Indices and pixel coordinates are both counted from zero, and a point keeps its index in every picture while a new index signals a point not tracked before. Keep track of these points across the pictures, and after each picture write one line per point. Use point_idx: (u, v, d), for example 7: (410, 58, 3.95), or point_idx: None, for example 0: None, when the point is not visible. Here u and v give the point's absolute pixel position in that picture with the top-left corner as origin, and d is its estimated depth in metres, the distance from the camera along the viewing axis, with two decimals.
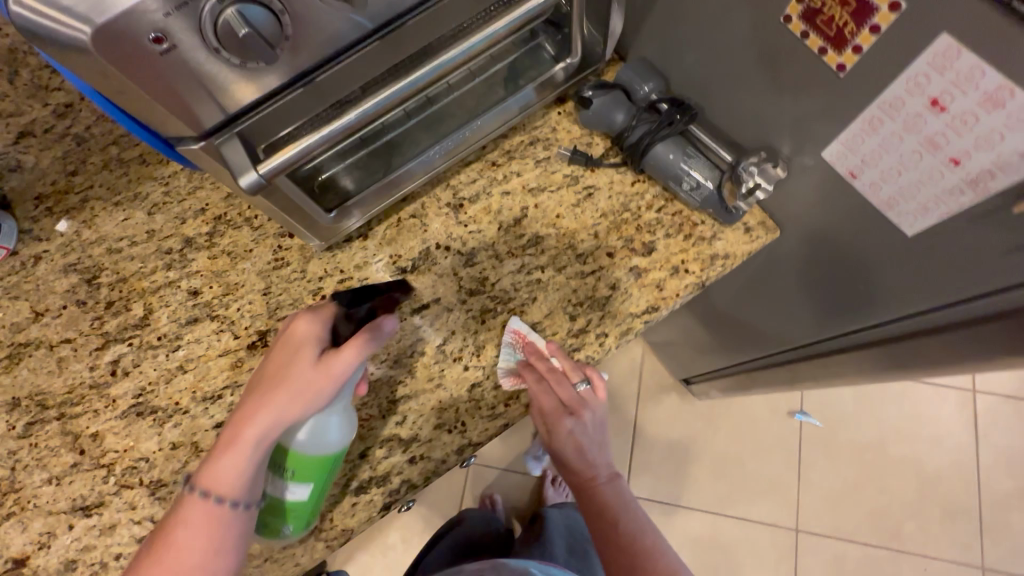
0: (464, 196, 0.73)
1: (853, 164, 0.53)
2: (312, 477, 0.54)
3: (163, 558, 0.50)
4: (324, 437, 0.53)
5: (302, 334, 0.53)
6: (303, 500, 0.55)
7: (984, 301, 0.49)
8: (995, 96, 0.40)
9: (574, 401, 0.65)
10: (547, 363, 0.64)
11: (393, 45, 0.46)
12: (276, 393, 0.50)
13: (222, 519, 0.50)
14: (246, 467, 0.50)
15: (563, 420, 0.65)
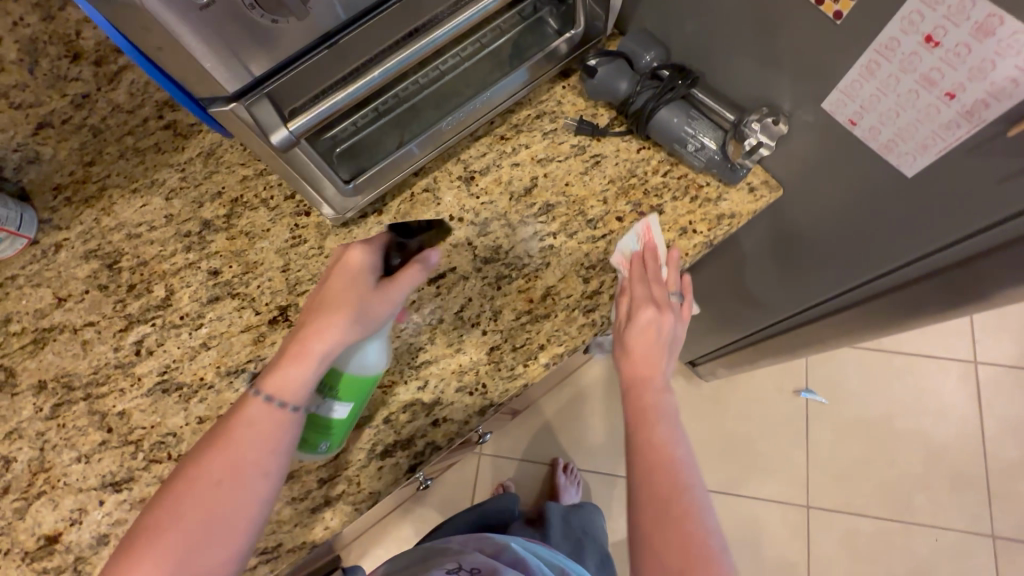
0: (475, 169, 0.75)
1: (852, 112, 0.55)
2: (355, 397, 0.58)
3: (224, 451, 0.51)
4: (369, 359, 0.57)
5: (358, 262, 0.58)
6: (343, 420, 0.59)
7: (985, 234, 0.51)
8: (986, 24, 0.43)
9: (664, 300, 0.64)
10: (655, 266, 0.66)
11: (410, 8, 0.48)
12: (340, 311, 0.54)
13: (282, 423, 0.52)
14: (310, 377, 0.53)
15: (648, 308, 0.63)
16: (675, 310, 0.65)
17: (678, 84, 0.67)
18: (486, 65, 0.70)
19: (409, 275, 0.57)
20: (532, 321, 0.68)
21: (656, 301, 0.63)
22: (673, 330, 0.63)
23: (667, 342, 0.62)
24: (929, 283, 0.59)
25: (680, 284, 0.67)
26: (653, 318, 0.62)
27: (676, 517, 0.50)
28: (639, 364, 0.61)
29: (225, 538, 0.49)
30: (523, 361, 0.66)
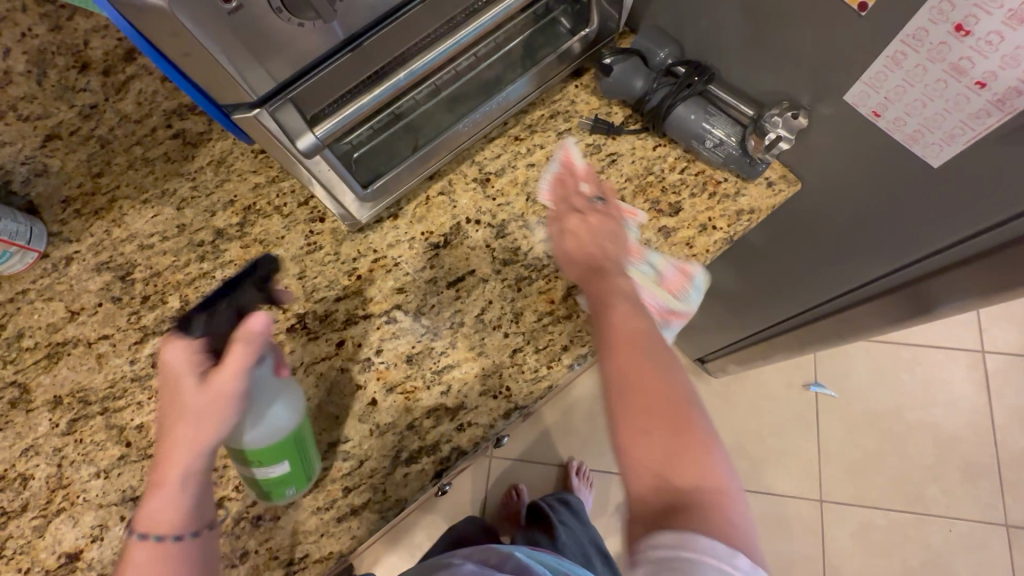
0: (491, 171, 0.75)
1: (876, 104, 0.55)
2: (281, 455, 0.53)
3: None
4: (266, 430, 0.50)
5: (174, 364, 0.46)
6: (288, 473, 0.55)
7: (1014, 224, 0.51)
8: (1020, 11, 0.42)
9: (586, 207, 0.63)
10: (575, 184, 0.66)
11: (433, 9, 0.48)
12: (177, 426, 0.45)
13: (169, 557, 0.44)
14: (176, 503, 0.45)
15: (573, 217, 0.62)
16: (603, 211, 0.62)
17: (694, 80, 0.67)
18: (498, 67, 0.69)
19: (237, 351, 0.45)
20: (554, 323, 0.68)
21: (581, 209, 0.63)
22: (604, 221, 0.61)
23: (604, 234, 0.59)
24: (953, 275, 0.59)
25: (598, 188, 0.66)
26: (576, 222, 0.61)
27: (646, 365, 0.48)
28: (585, 255, 0.58)
29: None
30: (547, 362, 0.66)
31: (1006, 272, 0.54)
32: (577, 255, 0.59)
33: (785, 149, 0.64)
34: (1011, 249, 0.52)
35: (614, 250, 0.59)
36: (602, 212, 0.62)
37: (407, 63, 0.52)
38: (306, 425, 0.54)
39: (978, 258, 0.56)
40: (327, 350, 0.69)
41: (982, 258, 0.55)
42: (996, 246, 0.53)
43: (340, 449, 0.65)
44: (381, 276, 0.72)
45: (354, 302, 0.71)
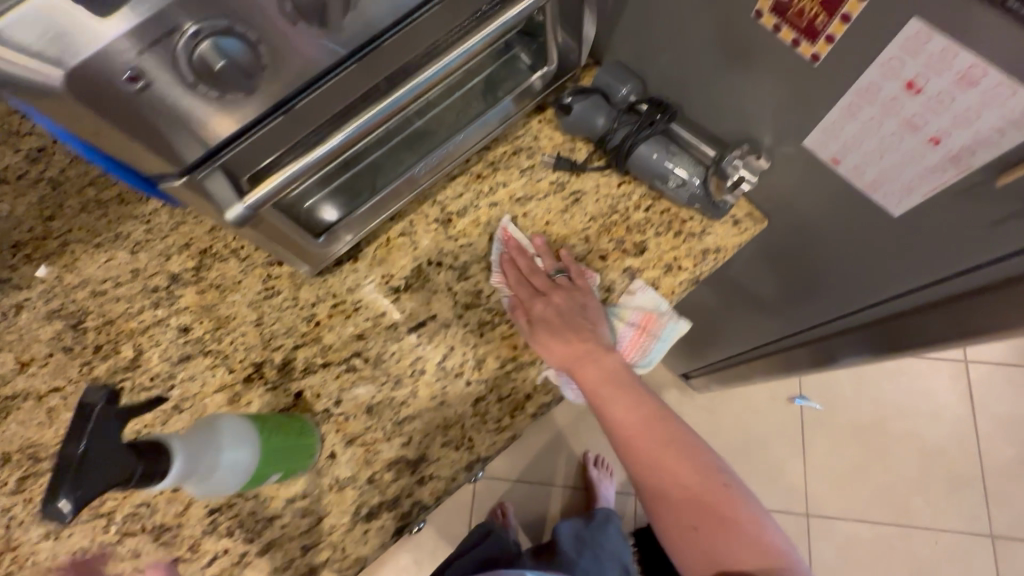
0: (453, 211, 0.73)
1: (835, 151, 0.53)
2: (270, 466, 0.54)
3: None
4: (230, 476, 0.50)
5: None
6: (286, 468, 0.58)
7: (971, 276, 0.50)
8: (969, 75, 0.40)
9: (546, 286, 0.65)
10: (527, 257, 0.68)
11: (371, 67, 0.46)
12: None
13: None
14: None
15: (538, 302, 0.64)
16: (567, 287, 0.65)
17: (655, 118, 0.66)
18: (457, 107, 0.67)
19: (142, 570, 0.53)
20: (517, 370, 0.66)
21: (538, 277, 0.66)
22: (566, 288, 0.65)
23: (574, 312, 0.64)
24: (913, 319, 0.58)
25: (553, 260, 0.67)
26: (543, 303, 0.64)
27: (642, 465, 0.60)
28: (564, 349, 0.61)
29: None
30: (510, 410, 0.64)
31: (964, 322, 0.53)
32: (572, 348, 0.61)
33: (748, 189, 0.63)
34: (970, 299, 0.51)
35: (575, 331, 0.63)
36: (562, 287, 0.65)
37: (345, 121, 0.49)
38: (268, 435, 0.54)
39: (939, 305, 0.55)
40: (285, 401, 0.67)
41: (942, 306, 0.54)
42: (956, 295, 0.52)
43: (298, 505, 0.63)
44: (341, 321, 0.70)
45: (313, 350, 0.69)
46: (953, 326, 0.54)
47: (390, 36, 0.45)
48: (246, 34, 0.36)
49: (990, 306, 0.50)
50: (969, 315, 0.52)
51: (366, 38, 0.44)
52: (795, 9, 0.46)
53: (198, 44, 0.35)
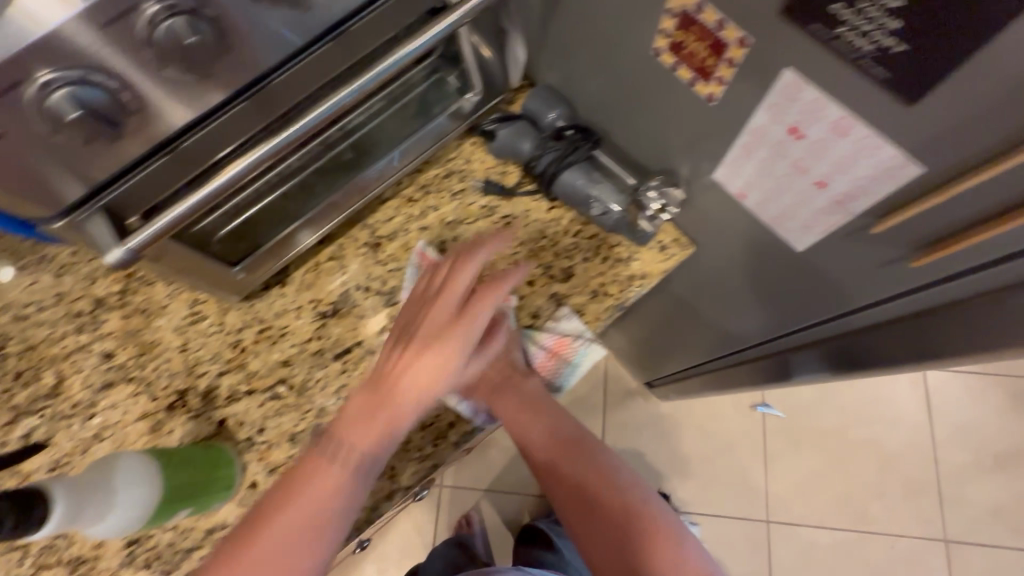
0: (383, 235, 0.72)
1: (741, 185, 0.53)
2: (182, 497, 0.54)
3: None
4: (132, 512, 0.49)
5: None
6: (202, 499, 0.57)
7: (875, 310, 0.50)
8: (840, 125, 0.40)
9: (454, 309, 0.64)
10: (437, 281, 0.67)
11: (264, 104, 0.45)
12: None
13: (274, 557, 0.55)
14: None
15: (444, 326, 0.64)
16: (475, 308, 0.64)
17: (575, 146, 0.66)
18: (382, 130, 0.66)
19: None
20: (441, 398, 0.66)
21: (452, 296, 0.62)
22: (477, 302, 0.62)
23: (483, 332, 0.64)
24: (831, 345, 0.59)
25: (466, 277, 0.64)
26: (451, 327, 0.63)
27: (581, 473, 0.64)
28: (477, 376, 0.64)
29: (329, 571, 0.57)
30: (433, 439, 0.64)
31: (876, 352, 0.53)
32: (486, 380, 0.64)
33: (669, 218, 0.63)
34: (879, 331, 0.52)
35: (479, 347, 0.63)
36: (473, 305, 0.62)
37: (232, 160, 0.47)
38: (174, 467, 0.54)
39: (852, 335, 0.55)
40: (208, 429, 0.66)
41: (855, 336, 0.55)
42: (867, 327, 0.53)
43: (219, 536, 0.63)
44: (266, 347, 0.69)
45: (237, 377, 0.68)
46: (867, 355, 0.55)
47: (279, 73, 0.44)
48: (107, 83, 0.37)
49: (896, 338, 0.50)
50: (893, 342, 0.51)
51: (253, 77, 0.43)
52: (688, 49, 0.46)
53: (50, 94, 0.35)
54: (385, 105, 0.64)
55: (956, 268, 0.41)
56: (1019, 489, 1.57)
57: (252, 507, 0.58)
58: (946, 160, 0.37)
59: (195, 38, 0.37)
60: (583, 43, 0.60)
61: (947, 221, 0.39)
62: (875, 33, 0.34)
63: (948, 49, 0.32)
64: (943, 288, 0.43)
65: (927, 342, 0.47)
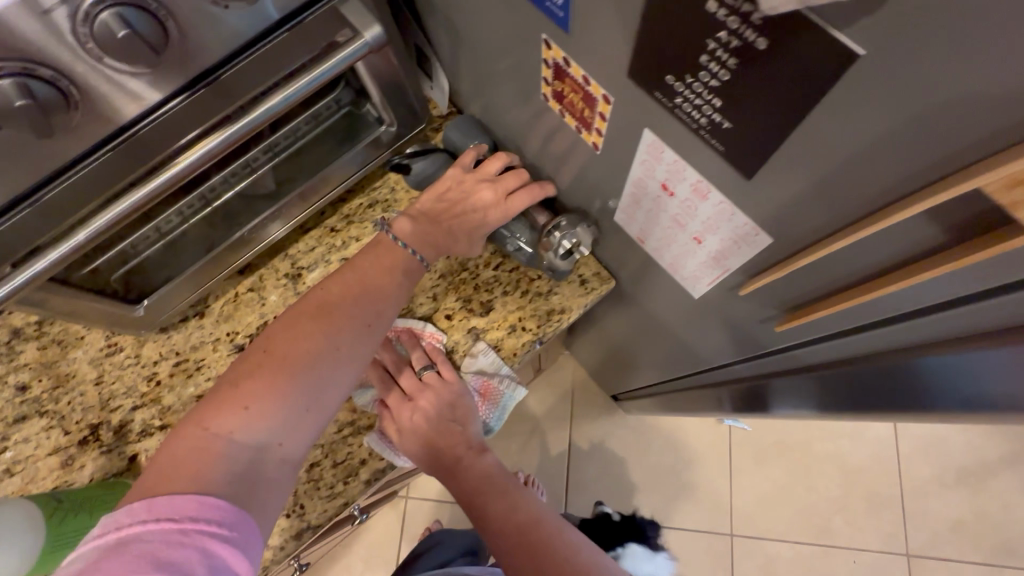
0: (303, 265, 0.72)
1: (638, 230, 0.51)
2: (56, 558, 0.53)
3: (205, 457, 0.41)
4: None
5: None
6: None
7: (774, 358, 0.50)
8: (698, 188, 0.37)
9: (416, 387, 0.62)
10: (394, 350, 0.65)
11: (135, 154, 0.44)
12: None
13: (219, 453, 0.42)
14: None
15: (406, 407, 0.62)
16: (433, 385, 0.63)
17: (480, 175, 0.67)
18: (296, 161, 0.65)
19: None
20: (353, 434, 0.65)
21: (496, 186, 0.60)
22: (517, 205, 0.61)
23: (444, 415, 0.62)
24: (750, 385, 0.58)
25: (517, 179, 0.61)
26: (413, 412, 0.61)
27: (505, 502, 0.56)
28: (432, 449, 0.61)
29: (300, 432, 0.46)
30: (343, 477, 0.63)
31: (789, 392, 0.52)
32: (439, 452, 0.61)
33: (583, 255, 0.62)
34: (787, 376, 0.51)
35: (462, 249, 0.63)
36: (512, 205, 0.60)
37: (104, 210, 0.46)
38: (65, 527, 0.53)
39: (766, 379, 0.54)
40: (118, 464, 0.66)
41: (769, 380, 0.54)
42: (773, 371, 0.52)
43: None
44: (182, 381, 0.68)
45: (150, 411, 0.67)
46: (782, 394, 0.54)
47: (147, 123, 0.44)
48: None
49: (798, 382, 0.50)
50: (790, 389, 0.52)
51: (115, 127, 0.42)
52: (568, 98, 0.44)
53: None
54: (299, 135, 0.64)
55: (819, 331, 0.40)
56: (984, 501, 1.52)
57: (235, 361, 0.47)
58: (784, 237, 0.33)
59: (26, 102, 0.36)
60: (490, 78, 0.58)
61: (797, 291, 0.36)
62: (704, 106, 0.30)
63: (766, 132, 0.28)
64: (816, 346, 0.43)
65: (824, 388, 0.47)
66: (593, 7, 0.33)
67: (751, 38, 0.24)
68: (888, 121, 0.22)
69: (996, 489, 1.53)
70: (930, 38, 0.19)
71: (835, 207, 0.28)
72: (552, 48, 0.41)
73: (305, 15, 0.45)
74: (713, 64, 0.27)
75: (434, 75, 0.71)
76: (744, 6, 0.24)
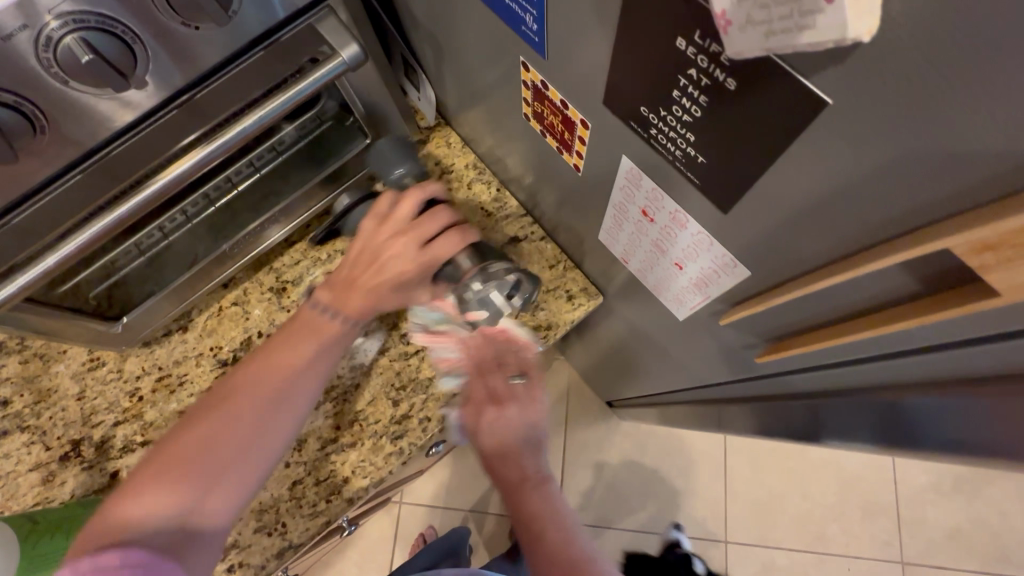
0: (288, 279, 0.71)
1: (621, 251, 0.50)
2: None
3: (123, 527, 0.40)
4: None
5: None
6: None
7: (760, 382, 0.49)
8: (677, 218, 0.36)
9: (503, 393, 0.58)
10: (494, 350, 0.59)
11: (107, 175, 0.44)
12: None
13: (135, 523, 0.40)
14: None
15: (489, 409, 0.57)
16: (522, 397, 0.58)
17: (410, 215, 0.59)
18: (279, 175, 0.64)
19: None
20: (336, 452, 0.64)
21: (411, 233, 0.53)
22: (441, 250, 0.54)
23: (524, 434, 0.56)
24: (739, 404, 0.58)
25: (436, 222, 0.54)
26: (495, 416, 0.57)
27: (565, 537, 0.51)
28: (501, 459, 0.55)
29: (222, 498, 0.43)
30: (326, 496, 0.63)
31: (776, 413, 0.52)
32: (507, 466, 0.55)
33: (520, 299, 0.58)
34: (775, 400, 0.50)
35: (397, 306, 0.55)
36: (436, 252, 0.54)
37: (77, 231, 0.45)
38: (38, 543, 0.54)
39: (756, 400, 0.54)
40: (100, 481, 0.65)
41: (757, 401, 0.53)
42: (760, 394, 0.52)
43: None
44: (164, 397, 0.68)
45: (133, 427, 0.67)
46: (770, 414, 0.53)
47: (119, 144, 0.43)
48: None
49: (787, 406, 0.49)
50: (776, 411, 0.52)
51: (86, 149, 0.42)
52: (547, 120, 0.43)
53: None
54: (283, 147, 0.63)
55: (801, 362, 0.39)
56: (978, 508, 1.51)
57: (159, 439, 0.46)
58: (764, 271, 0.32)
59: None
60: (479, 91, 0.58)
61: (779, 324, 0.36)
62: (679, 140, 0.29)
63: (739, 170, 0.27)
64: (800, 374, 0.43)
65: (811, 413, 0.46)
66: (568, 36, 0.32)
67: (721, 78, 0.23)
68: (861, 168, 0.22)
69: (992, 497, 1.52)
70: (894, 93, 0.18)
71: (810, 246, 0.28)
72: (530, 71, 0.40)
73: (282, 32, 0.44)
74: (684, 100, 0.26)
75: (420, 87, 0.70)
76: (712, 47, 0.23)
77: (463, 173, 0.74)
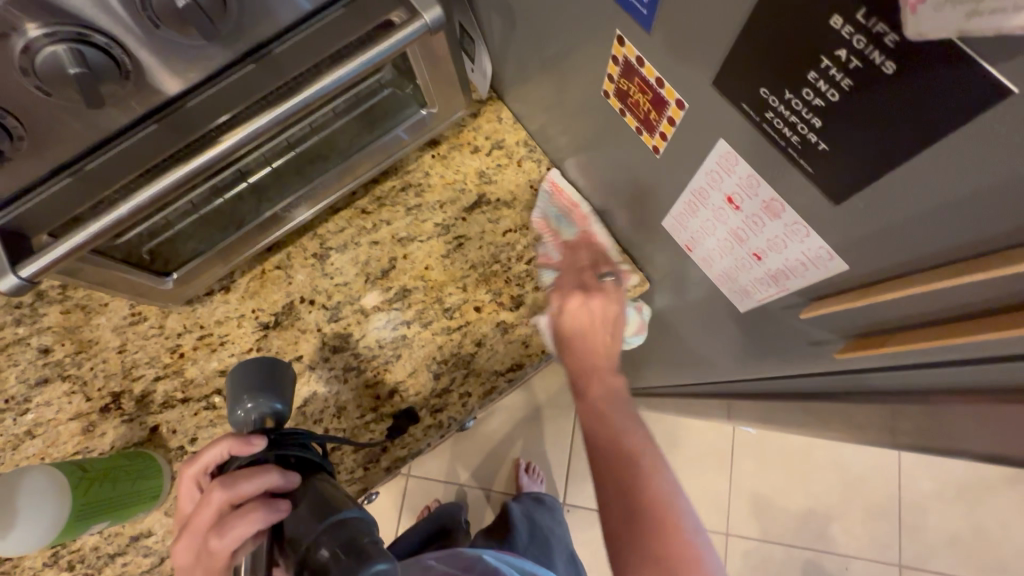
0: (331, 246, 0.71)
1: (687, 239, 0.49)
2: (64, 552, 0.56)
3: None
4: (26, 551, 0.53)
5: None
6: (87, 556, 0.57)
7: (813, 380, 0.49)
8: (771, 206, 0.35)
9: (594, 284, 0.60)
10: (586, 253, 0.65)
11: (180, 128, 0.43)
12: None
13: None
14: None
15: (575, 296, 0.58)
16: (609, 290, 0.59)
17: (291, 460, 0.44)
18: (347, 131, 0.63)
19: None
20: (376, 421, 0.64)
21: (189, 530, 0.40)
22: (219, 542, 0.38)
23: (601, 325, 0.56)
24: (781, 401, 0.57)
25: (210, 509, 0.40)
26: (580, 299, 0.57)
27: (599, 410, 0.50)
28: (587, 358, 0.55)
29: None
30: (365, 463, 0.63)
31: (823, 411, 0.51)
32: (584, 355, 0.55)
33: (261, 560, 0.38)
34: (825, 400, 0.50)
35: None
36: (212, 546, 0.39)
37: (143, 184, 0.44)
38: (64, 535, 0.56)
39: (802, 398, 0.53)
40: (139, 435, 0.65)
41: (804, 399, 0.53)
42: (810, 393, 0.51)
43: (142, 543, 0.63)
44: (205, 355, 0.68)
45: (172, 383, 0.67)
46: (818, 412, 0.53)
47: (196, 96, 0.43)
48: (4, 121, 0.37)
49: (838, 407, 0.48)
50: (824, 410, 0.51)
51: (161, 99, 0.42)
52: (632, 98, 0.43)
53: None
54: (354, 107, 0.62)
55: (875, 364, 0.38)
56: (978, 517, 1.50)
57: None
58: (863, 265, 0.32)
59: (80, 69, 0.36)
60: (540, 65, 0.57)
61: (869, 319, 0.35)
62: (799, 125, 0.29)
63: (869, 158, 0.27)
64: (865, 377, 0.42)
65: (866, 416, 0.46)
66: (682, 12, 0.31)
67: (878, 61, 0.23)
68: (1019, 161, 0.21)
69: (995, 506, 1.51)
70: None
71: (935, 240, 0.27)
72: (625, 46, 0.39)
73: None
74: (821, 83, 0.26)
75: (476, 57, 0.68)
76: (876, 26, 0.22)
77: (514, 150, 0.73)
